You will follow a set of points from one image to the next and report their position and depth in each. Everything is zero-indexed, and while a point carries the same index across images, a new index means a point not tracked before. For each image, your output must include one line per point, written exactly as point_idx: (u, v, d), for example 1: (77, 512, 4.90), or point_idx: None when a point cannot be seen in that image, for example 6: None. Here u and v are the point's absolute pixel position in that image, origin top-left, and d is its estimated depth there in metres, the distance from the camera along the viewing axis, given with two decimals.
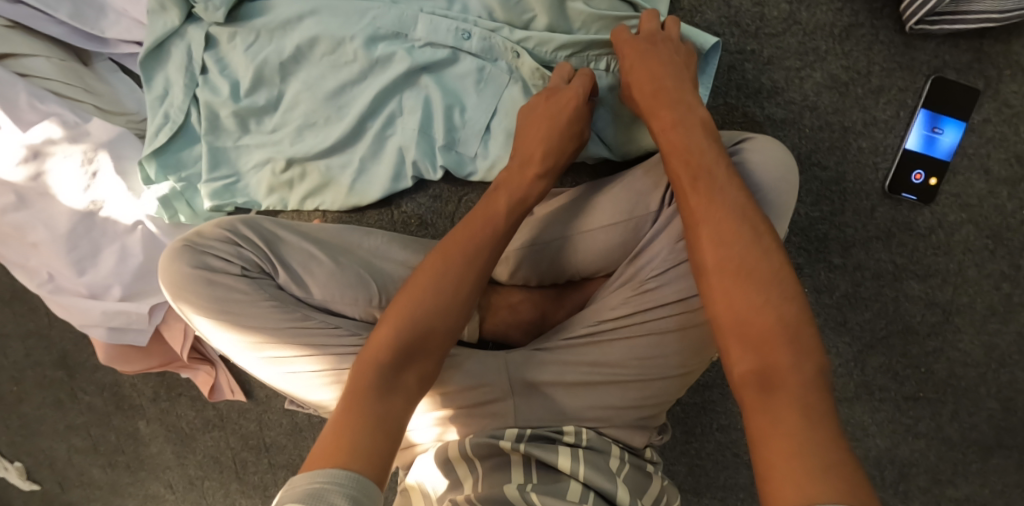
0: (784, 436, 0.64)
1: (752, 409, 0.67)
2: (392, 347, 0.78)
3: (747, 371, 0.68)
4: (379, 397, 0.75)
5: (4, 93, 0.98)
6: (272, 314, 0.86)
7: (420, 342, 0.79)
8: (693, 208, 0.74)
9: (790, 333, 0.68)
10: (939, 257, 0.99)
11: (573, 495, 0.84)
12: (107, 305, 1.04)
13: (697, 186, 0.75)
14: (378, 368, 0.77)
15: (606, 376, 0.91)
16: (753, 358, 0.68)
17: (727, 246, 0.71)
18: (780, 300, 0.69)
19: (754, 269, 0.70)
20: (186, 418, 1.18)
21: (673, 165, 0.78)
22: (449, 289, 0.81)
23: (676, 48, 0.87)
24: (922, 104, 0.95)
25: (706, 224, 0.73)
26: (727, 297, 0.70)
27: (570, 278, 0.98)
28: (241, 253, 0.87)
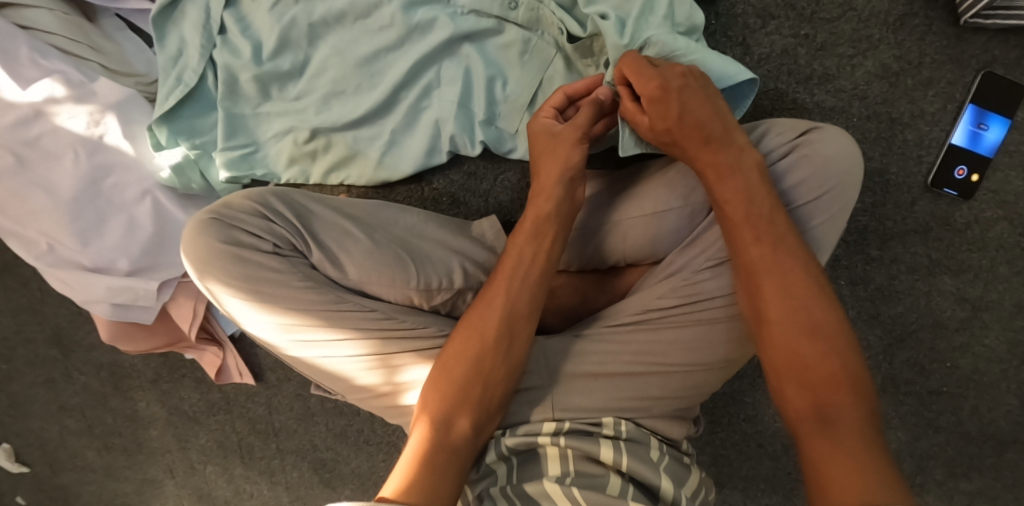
0: (843, 459, 0.69)
1: (811, 442, 0.71)
2: (444, 397, 0.81)
3: (804, 408, 0.73)
4: (438, 447, 0.79)
5: (3, 45, 0.90)
6: (306, 295, 0.83)
7: (466, 391, 0.81)
8: (755, 256, 0.77)
9: (848, 379, 0.73)
10: (974, 253, 0.99)
11: (613, 489, 0.82)
12: (113, 280, 0.97)
13: (758, 236, 0.77)
14: (432, 419, 0.80)
15: (649, 366, 0.88)
16: (811, 397, 0.73)
17: (789, 301, 0.76)
18: (841, 350, 0.74)
19: (820, 322, 0.75)
20: (190, 400, 1.13)
21: (731, 213, 0.79)
22: (491, 343, 0.82)
23: (665, 97, 0.80)
24: (969, 99, 0.94)
25: (768, 274, 0.77)
26: (784, 346, 0.75)
27: (613, 265, 0.96)
28: (273, 229, 0.84)
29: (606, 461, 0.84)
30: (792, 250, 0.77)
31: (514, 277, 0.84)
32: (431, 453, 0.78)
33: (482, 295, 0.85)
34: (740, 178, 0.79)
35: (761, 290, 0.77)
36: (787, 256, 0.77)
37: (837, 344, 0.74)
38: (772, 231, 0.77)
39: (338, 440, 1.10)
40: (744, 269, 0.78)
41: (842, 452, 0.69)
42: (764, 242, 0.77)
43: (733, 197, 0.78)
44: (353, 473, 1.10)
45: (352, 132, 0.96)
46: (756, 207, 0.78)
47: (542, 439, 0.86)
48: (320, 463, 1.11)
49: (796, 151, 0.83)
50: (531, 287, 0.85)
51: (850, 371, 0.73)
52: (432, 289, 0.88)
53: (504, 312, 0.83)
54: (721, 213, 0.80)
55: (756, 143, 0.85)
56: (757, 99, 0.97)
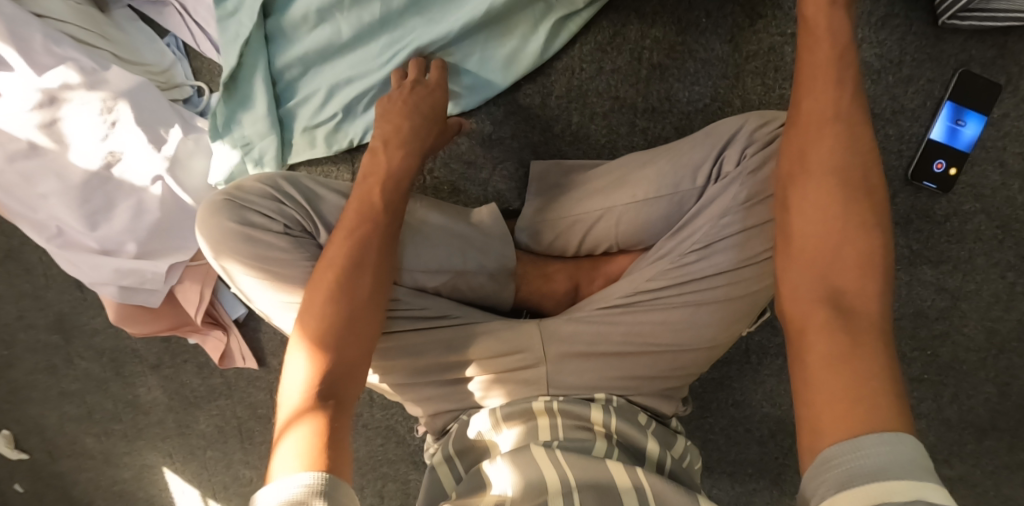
0: (843, 363, 0.64)
1: (818, 328, 0.67)
2: (315, 358, 0.77)
3: (822, 288, 0.68)
4: (319, 407, 0.74)
5: (18, 32, 0.92)
6: (313, 274, 0.86)
7: (339, 350, 0.78)
8: (809, 119, 0.73)
9: (868, 268, 0.68)
10: (952, 244, 1.03)
11: (599, 451, 0.84)
12: (121, 263, 0.99)
13: (835, 98, 0.72)
14: (311, 384, 0.76)
15: (638, 346, 0.92)
16: (824, 280, 0.69)
17: (845, 158, 0.71)
18: (872, 233, 0.69)
19: (869, 196, 0.70)
20: (192, 385, 1.17)
21: (810, 59, 0.74)
22: (357, 291, 0.80)
23: (832, 13, 0.74)
24: (948, 95, 0.98)
25: (824, 137, 0.72)
26: (820, 223, 0.70)
27: (607, 250, 0.98)
28: (283, 211, 0.86)
29: (595, 423, 0.88)
30: (861, 121, 0.72)
31: (353, 226, 0.82)
32: (313, 410, 0.74)
33: (333, 243, 0.82)
34: (842, 27, 0.73)
35: (805, 197, 0.72)
36: (857, 127, 0.72)
37: (871, 234, 0.69)
38: (848, 105, 0.72)
39: None
40: (806, 121, 0.73)
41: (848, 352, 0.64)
42: (843, 119, 0.72)
43: (832, 34, 0.73)
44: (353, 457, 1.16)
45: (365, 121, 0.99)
46: (844, 62, 0.73)
47: (535, 406, 0.90)
48: None
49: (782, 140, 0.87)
50: (382, 233, 0.83)
51: (874, 258, 0.69)
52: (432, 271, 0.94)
53: (370, 258, 0.81)
54: (802, 59, 0.75)
55: (746, 132, 0.89)
56: (746, 93, 0.98)
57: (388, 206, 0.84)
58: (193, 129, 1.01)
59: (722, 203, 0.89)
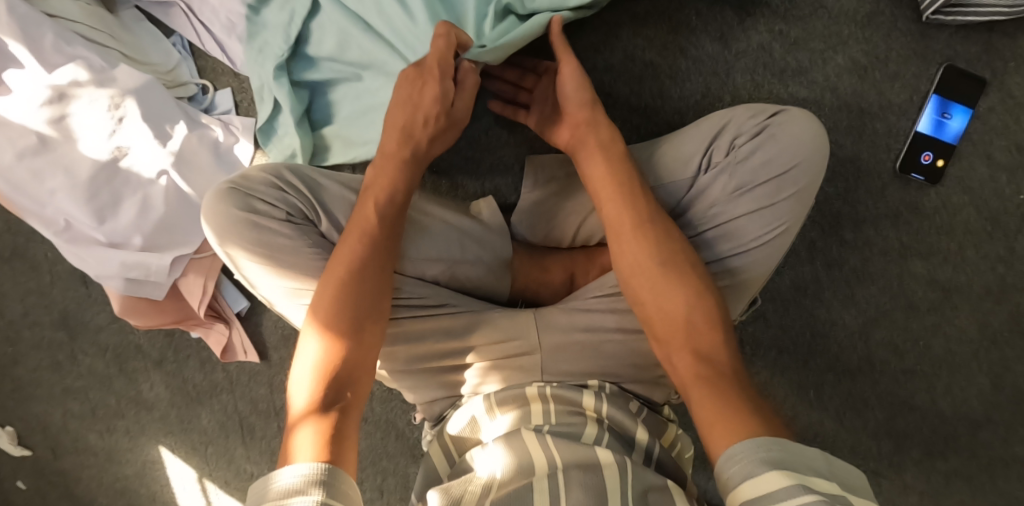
0: (720, 410, 0.70)
1: (699, 401, 0.72)
2: (326, 363, 0.79)
3: (689, 367, 0.76)
4: (327, 411, 0.76)
5: (29, 32, 0.95)
6: (315, 261, 0.89)
7: (348, 357, 0.79)
8: (624, 242, 0.83)
9: (712, 336, 0.77)
10: (942, 237, 1.04)
11: (588, 438, 0.85)
12: (127, 255, 1.01)
13: (638, 221, 0.83)
14: (321, 387, 0.77)
15: (632, 334, 0.94)
16: (687, 354, 0.77)
17: (660, 262, 0.81)
18: (703, 306, 0.79)
19: (687, 282, 0.80)
20: (194, 380, 1.19)
21: (603, 195, 0.86)
22: (366, 299, 0.82)
23: (610, 146, 0.87)
24: (933, 89, 1.00)
25: (633, 248, 0.82)
26: (664, 315, 0.80)
27: (600, 240, 1.01)
28: (287, 200, 0.90)
29: (587, 409, 0.89)
30: (659, 220, 0.84)
31: (364, 231, 0.84)
32: (319, 413, 0.75)
33: (341, 251, 0.84)
34: (613, 158, 0.86)
35: (649, 301, 0.81)
36: (666, 234, 0.83)
37: (702, 306, 0.79)
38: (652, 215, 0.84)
39: None
40: (618, 244, 0.84)
41: (732, 418, 0.69)
42: (640, 214, 0.84)
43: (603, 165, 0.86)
44: None
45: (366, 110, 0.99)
46: (631, 188, 0.85)
47: (528, 392, 0.91)
48: None
49: (765, 130, 0.91)
50: (390, 243, 0.85)
51: (714, 325, 0.78)
52: (432, 260, 0.96)
53: (378, 266, 0.84)
54: (596, 184, 0.87)
55: (729, 123, 0.93)
56: (735, 89, 1.00)
57: (392, 230, 0.86)
58: (198, 126, 1.03)
59: (714, 192, 0.92)
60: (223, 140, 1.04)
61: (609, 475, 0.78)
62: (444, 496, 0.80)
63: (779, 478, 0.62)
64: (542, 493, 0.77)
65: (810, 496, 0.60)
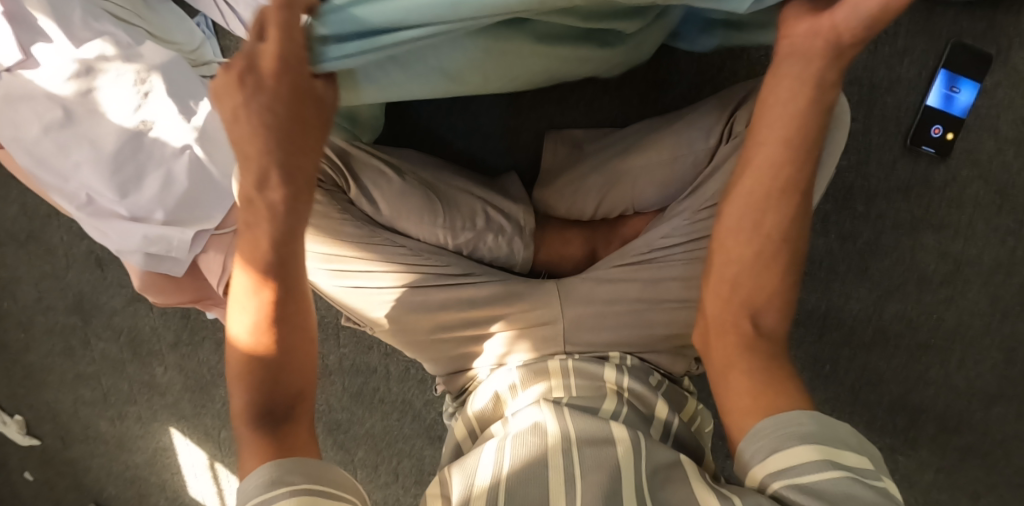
0: (748, 382, 0.72)
1: (730, 362, 0.74)
2: (264, 381, 0.72)
3: (736, 331, 0.75)
4: (277, 430, 0.71)
5: (60, 9, 0.99)
6: (344, 226, 0.92)
7: (283, 370, 0.73)
8: (741, 195, 0.74)
9: (771, 310, 0.75)
10: (953, 210, 1.07)
11: (606, 412, 0.85)
12: (149, 229, 1.01)
13: (776, 186, 0.73)
14: (262, 404, 0.71)
15: (653, 303, 0.94)
16: (746, 320, 0.75)
17: (766, 228, 0.74)
18: (781, 284, 0.75)
19: (779, 259, 0.74)
20: (209, 363, 1.18)
21: (761, 140, 0.73)
22: (288, 300, 0.73)
23: (798, 97, 0.70)
24: (941, 64, 1.03)
25: (748, 208, 0.74)
26: (734, 272, 0.76)
27: (622, 212, 1.00)
28: (317, 166, 0.92)
29: (608, 382, 0.90)
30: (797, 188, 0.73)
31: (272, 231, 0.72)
32: (268, 432, 0.70)
33: (246, 250, 0.73)
34: (789, 111, 0.71)
35: (731, 256, 0.75)
36: (794, 207, 0.74)
37: (781, 284, 0.75)
38: (785, 187, 0.73)
39: (353, 400, 1.16)
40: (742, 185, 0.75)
41: (765, 393, 0.71)
42: (780, 179, 0.73)
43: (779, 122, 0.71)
44: (368, 435, 1.17)
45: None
46: (794, 153, 0.72)
47: (550, 365, 0.91)
48: (335, 424, 1.18)
49: None
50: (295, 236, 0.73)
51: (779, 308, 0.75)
52: (456, 229, 0.95)
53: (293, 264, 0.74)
54: (756, 118, 0.73)
55: (756, 88, 0.91)
56: (752, 59, 1.00)
57: (298, 221, 0.73)
58: None
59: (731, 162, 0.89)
60: None
61: (623, 448, 0.77)
62: (464, 474, 0.79)
63: (806, 456, 0.65)
64: (556, 469, 0.75)
65: (835, 473, 0.64)
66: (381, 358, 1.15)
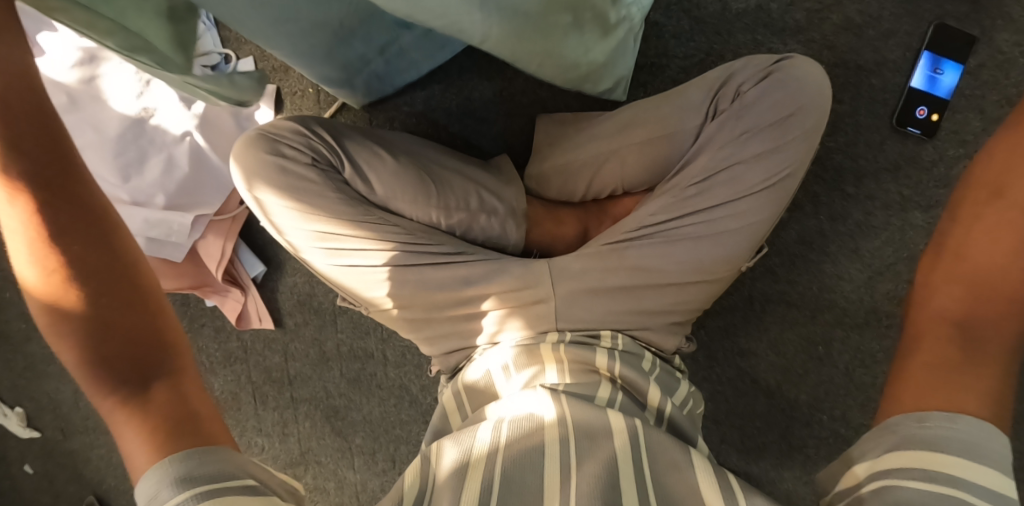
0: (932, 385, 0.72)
1: (948, 347, 0.74)
2: (105, 337, 0.62)
3: (952, 320, 0.76)
4: (143, 395, 0.63)
5: None
6: (339, 205, 0.94)
7: (122, 317, 0.63)
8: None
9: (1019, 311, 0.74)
10: (942, 190, 1.07)
11: (601, 399, 0.86)
12: (150, 213, 1.04)
13: None
14: (112, 372, 0.62)
15: (645, 279, 0.96)
16: (964, 307, 0.76)
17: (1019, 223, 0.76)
18: None
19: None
20: (207, 351, 1.20)
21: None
22: (83, 230, 0.62)
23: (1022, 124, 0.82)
24: (925, 46, 1.05)
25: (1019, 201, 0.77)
26: (1008, 272, 0.75)
27: (611, 193, 1.03)
28: (313, 147, 0.95)
29: (600, 368, 0.90)
30: None
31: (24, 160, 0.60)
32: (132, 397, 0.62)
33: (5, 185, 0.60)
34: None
35: (972, 241, 0.79)
36: None
37: None
38: None
39: (350, 387, 1.17)
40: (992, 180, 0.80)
41: (955, 360, 0.73)
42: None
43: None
44: (366, 422, 1.18)
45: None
46: None
47: (542, 349, 0.92)
48: (332, 411, 1.19)
49: (771, 75, 0.94)
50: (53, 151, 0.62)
51: None
52: (450, 208, 0.97)
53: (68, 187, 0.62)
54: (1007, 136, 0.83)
55: (737, 70, 0.96)
56: (737, 47, 1.05)
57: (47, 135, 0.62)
58: None
59: (719, 139, 0.95)
60: (246, 106, 1.08)
61: (620, 441, 0.77)
62: (457, 447, 0.78)
63: (909, 459, 0.68)
64: (553, 463, 0.74)
65: (923, 482, 0.66)
66: (378, 344, 1.16)
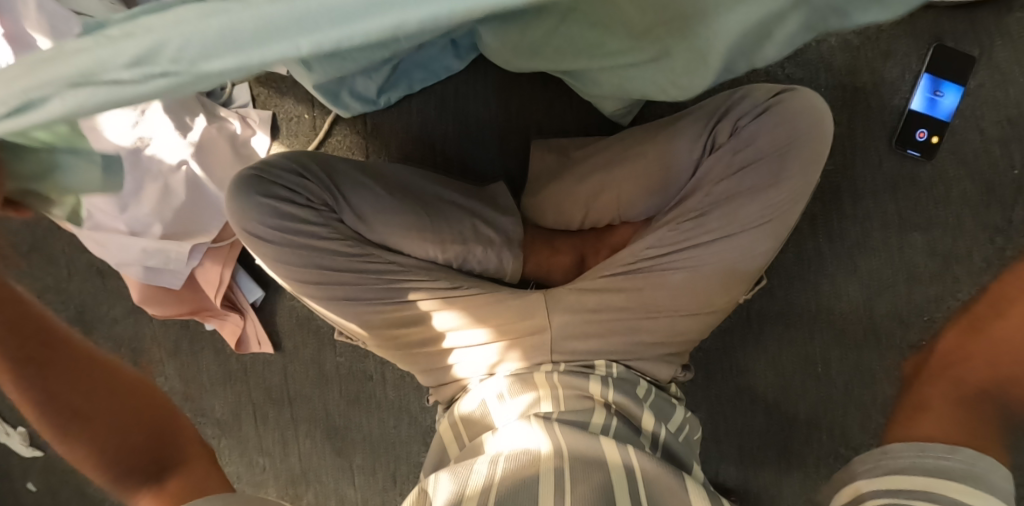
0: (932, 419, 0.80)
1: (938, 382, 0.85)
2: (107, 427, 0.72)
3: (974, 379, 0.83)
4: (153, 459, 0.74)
5: (55, 26, 0.96)
6: (336, 245, 0.95)
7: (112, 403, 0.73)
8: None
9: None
10: (939, 209, 1.07)
11: (594, 427, 0.87)
12: (147, 243, 1.04)
13: None
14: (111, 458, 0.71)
15: (640, 311, 0.97)
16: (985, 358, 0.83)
17: None
18: None
19: None
20: (207, 371, 1.21)
21: None
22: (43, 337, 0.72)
23: None
24: (925, 68, 1.04)
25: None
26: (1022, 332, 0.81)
27: (609, 222, 1.03)
28: (307, 187, 0.95)
29: (594, 395, 0.92)
30: None
31: None
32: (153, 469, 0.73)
33: None
34: None
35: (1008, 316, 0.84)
36: None
37: None
38: None
39: (351, 406, 1.17)
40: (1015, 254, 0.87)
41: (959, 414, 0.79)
42: None
43: None
44: (365, 441, 1.18)
45: (73, 57, 0.43)
46: None
47: (537, 378, 0.94)
48: (333, 431, 1.19)
49: (768, 109, 0.94)
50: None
51: None
52: (446, 242, 0.98)
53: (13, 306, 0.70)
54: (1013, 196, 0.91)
55: (734, 103, 0.96)
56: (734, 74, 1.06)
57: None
58: (216, 119, 1.06)
59: (715, 174, 0.95)
60: (241, 132, 1.08)
61: (616, 474, 0.78)
62: (453, 478, 0.77)
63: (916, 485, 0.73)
64: (547, 485, 0.75)
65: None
66: (377, 366, 1.16)
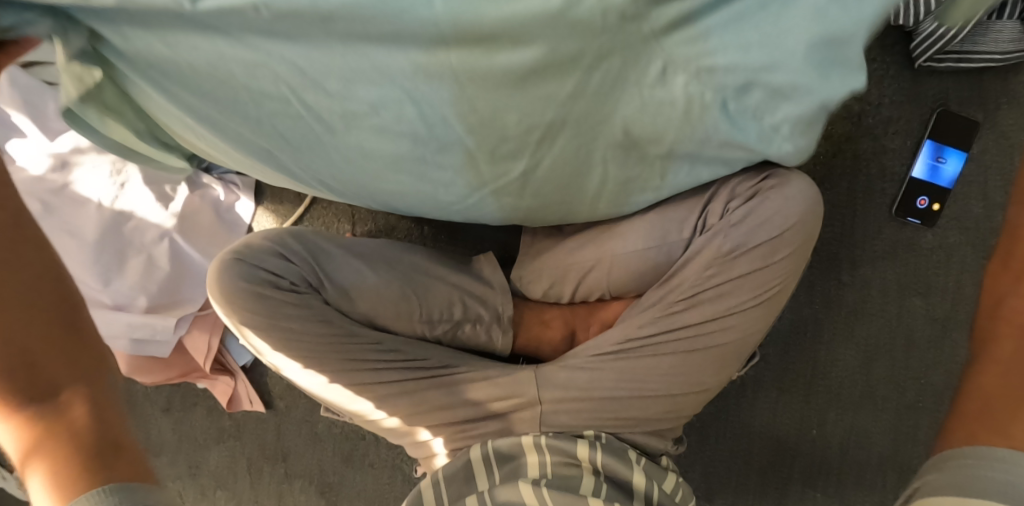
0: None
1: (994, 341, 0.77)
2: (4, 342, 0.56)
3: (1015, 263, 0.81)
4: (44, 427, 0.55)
5: (32, 100, 0.98)
6: (319, 328, 0.94)
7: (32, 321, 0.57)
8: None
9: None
10: (939, 274, 1.05)
11: (586, 490, 0.86)
12: (133, 317, 1.02)
13: None
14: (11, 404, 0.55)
15: (630, 390, 0.95)
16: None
17: None
18: None
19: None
20: (200, 427, 1.21)
21: None
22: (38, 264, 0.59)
23: None
24: (926, 135, 1.01)
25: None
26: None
27: (599, 297, 1.01)
28: (289, 269, 0.95)
29: (582, 459, 0.91)
30: None
31: None
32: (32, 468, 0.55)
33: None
34: None
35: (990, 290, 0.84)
36: None
37: None
38: None
39: (344, 464, 1.17)
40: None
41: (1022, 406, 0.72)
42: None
43: None
44: (360, 497, 1.17)
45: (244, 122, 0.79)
46: None
47: (524, 441, 0.93)
48: (327, 487, 1.18)
49: (759, 192, 0.91)
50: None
51: None
52: (433, 320, 0.99)
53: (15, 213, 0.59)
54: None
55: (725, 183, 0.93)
56: None
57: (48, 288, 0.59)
58: (198, 186, 1.05)
59: (705, 257, 0.92)
60: (224, 199, 1.06)
61: None
62: None
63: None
64: None
65: None
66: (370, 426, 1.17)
